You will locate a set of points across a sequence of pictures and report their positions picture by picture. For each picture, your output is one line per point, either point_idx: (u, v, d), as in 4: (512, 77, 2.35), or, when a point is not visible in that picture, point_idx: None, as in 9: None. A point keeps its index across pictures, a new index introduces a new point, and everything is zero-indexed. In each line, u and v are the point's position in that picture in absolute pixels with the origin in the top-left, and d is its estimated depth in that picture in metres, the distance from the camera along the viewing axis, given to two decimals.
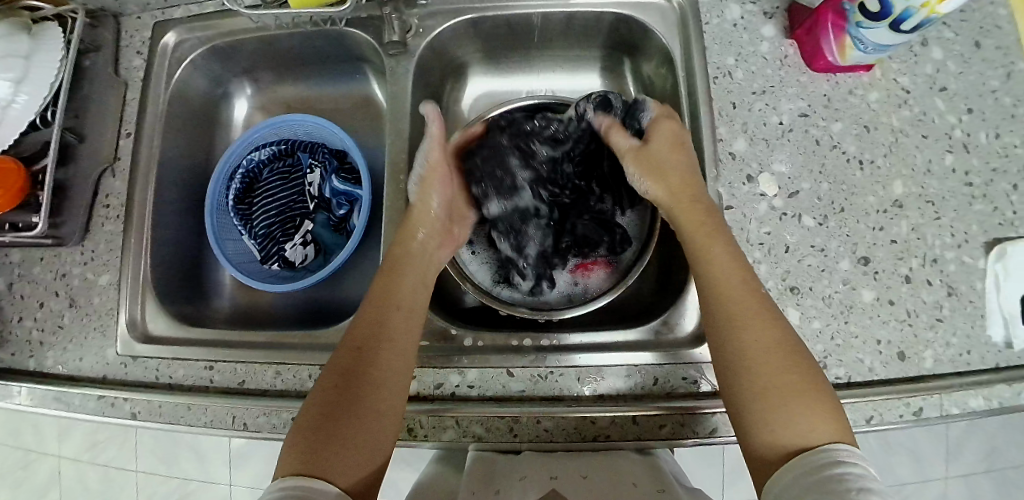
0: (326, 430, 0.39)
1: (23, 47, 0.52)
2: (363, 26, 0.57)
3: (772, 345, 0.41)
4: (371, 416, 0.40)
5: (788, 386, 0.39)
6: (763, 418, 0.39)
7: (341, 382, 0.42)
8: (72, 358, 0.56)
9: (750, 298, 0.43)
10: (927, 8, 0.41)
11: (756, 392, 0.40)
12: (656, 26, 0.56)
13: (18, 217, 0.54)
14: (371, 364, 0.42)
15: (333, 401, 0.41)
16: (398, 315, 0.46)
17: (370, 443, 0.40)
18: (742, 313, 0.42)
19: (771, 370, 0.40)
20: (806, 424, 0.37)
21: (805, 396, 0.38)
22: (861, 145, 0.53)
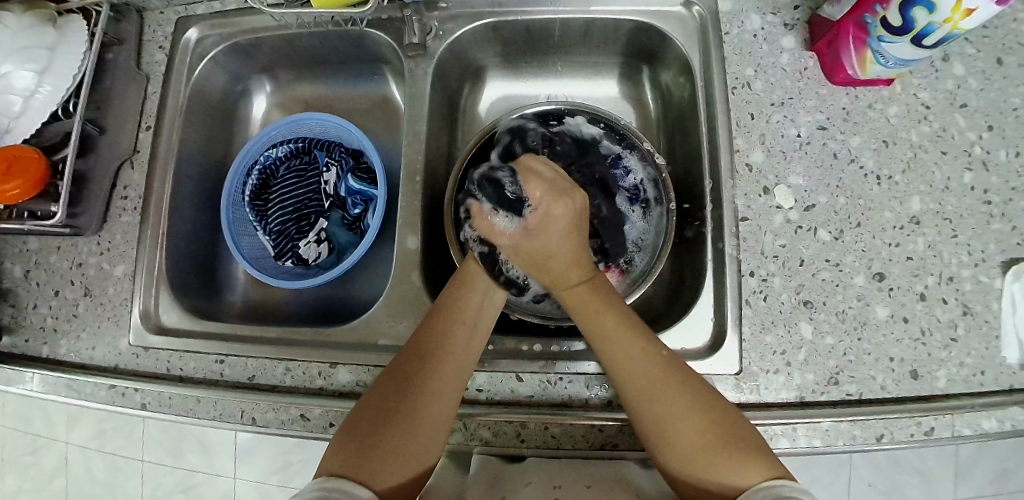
0: (377, 438, 0.37)
1: (47, 39, 0.53)
2: (383, 28, 0.57)
3: (684, 394, 0.39)
4: (423, 430, 0.39)
5: (706, 431, 0.37)
6: (698, 469, 0.36)
7: (392, 389, 0.40)
8: (85, 346, 0.56)
9: (635, 340, 0.42)
10: (951, 23, 0.41)
11: (679, 447, 0.37)
12: (675, 35, 0.56)
13: (38, 205, 0.54)
14: (432, 371, 0.41)
15: (386, 407, 0.39)
16: (464, 326, 0.44)
17: (421, 450, 0.39)
18: (626, 357, 0.41)
19: (682, 421, 0.38)
20: (736, 470, 0.34)
21: (722, 443, 0.36)
22: (879, 160, 0.53)
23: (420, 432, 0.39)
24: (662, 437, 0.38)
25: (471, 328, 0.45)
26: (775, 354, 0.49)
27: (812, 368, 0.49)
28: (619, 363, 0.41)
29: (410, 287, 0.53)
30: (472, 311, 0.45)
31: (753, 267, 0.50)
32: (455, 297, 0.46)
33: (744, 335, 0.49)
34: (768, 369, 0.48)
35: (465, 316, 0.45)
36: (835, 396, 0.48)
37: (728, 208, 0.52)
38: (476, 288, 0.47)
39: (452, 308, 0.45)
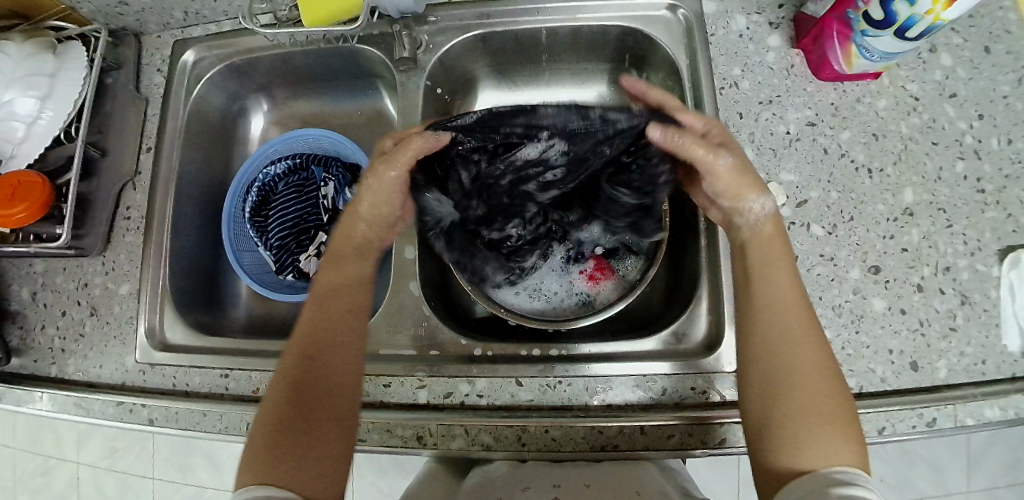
0: (286, 447, 0.39)
1: (48, 66, 0.55)
2: (374, 42, 0.58)
3: (824, 372, 0.40)
4: (326, 417, 0.41)
5: (839, 414, 0.38)
6: (784, 442, 0.37)
7: (292, 388, 0.42)
8: (92, 365, 0.57)
9: (793, 313, 0.42)
10: (932, 15, 0.42)
11: (789, 419, 0.38)
12: (662, 38, 0.57)
13: (43, 228, 0.56)
14: (316, 374, 0.43)
15: (287, 411, 0.41)
16: (342, 330, 0.46)
17: (332, 457, 0.40)
18: (803, 332, 0.41)
19: (828, 394, 0.39)
20: (827, 450, 0.36)
21: (847, 422, 0.37)
22: (870, 154, 0.53)
23: (327, 421, 0.41)
24: (791, 404, 0.38)
25: (352, 332, 0.46)
26: None
27: None
28: (778, 315, 0.42)
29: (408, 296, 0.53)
30: (344, 310, 0.47)
31: None
32: (324, 300, 0.47)
33: None
34: None
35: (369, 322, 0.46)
36: None
37: None
38: (338, 291, 0.48)
39: (318, 308, 0.46)
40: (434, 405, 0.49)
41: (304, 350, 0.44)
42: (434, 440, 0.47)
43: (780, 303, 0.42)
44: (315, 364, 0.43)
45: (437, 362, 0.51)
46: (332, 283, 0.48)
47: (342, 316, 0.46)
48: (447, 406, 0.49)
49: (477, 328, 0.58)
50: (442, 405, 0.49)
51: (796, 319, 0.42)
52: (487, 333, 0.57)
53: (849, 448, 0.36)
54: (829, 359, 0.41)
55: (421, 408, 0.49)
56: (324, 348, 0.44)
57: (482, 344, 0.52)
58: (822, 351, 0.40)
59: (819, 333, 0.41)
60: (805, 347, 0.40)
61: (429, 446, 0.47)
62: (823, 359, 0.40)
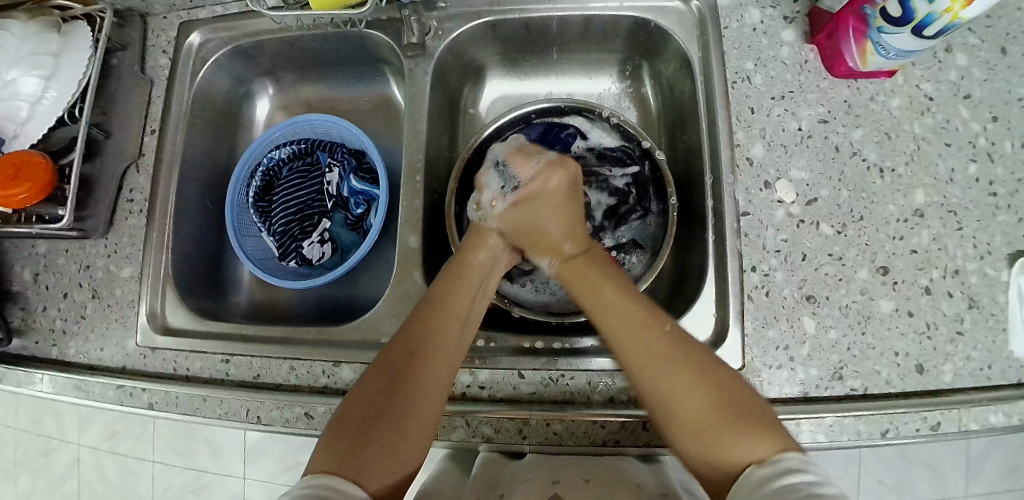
0: (361, 437, 0.37)
1: (52, 45, 0.54)
2: (382, 28, 0.58)
3: (687, 374, 0.39)
4: (415, 416, 0.40)
5: (703, 414, 0.37)
6: (707, 445, 0.36)
7: (379, 382, 0.40)
8: (93, 348, 0.57)
9: (652, 329, 0.42)
10: (951, 13, 0.41)
11: (689, 428, 0.38)
12: (674, 30, 0.56)
13: (45, 208, 0.55)
14: (424, 363, 0.42)
15: (380, 399, 0.39)
16: (456, 320, 0.45)
17: (411, 443, 0.39)
18: (641, 350, 0.41)
19: (684, 399, 0.38)
20: (743, 444, 0.35)
21: (718, 421, 0.37)
22: (882, 153, 0.53)
23: (415, 420, 0.39)
24: (665, 413, 0.39)
25: (461, 321, 0.46)
26: (778, 350, 0.49)
27: (816, 363, 0.48)
28: (615, 340, 0.43)
29: (412, 285, 0.53)
30: (466, 302, 0.47)
31: (755, 262, 0.50)
32: (444, 295, 0.46)
33: (747, 330, 0.49)
34: (771, 365, 0.48)
35: (456, 309, 0.46)
36: (838, 391, 0.48)
37: (729, 203, 0.51)
38: (468, 284, 0.48)
39: (443, 299, 0.46)
40: None
41: (414, 347, 0.43)
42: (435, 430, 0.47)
43: (620, 330, 0.43)
44: (416, 360, 0.42)
45: None
46: (452, 279, 0.48)
47: (448, 315, 0.45)
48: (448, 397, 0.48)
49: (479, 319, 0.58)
50: None
51: (635, 330, 0.43)
52: (489, 325, 0.57)
53: (766, 440, 0.35)
54: (694, 351, 0.41)
55: None
56: (435, 349, 0.43)
57: (484, 336, 0.51)
58: (677, 349, 0.41)
59: (674, 337, 0.42)
60: (655, 352, 0.41)
61: None
62: (681, 353, 0.40)
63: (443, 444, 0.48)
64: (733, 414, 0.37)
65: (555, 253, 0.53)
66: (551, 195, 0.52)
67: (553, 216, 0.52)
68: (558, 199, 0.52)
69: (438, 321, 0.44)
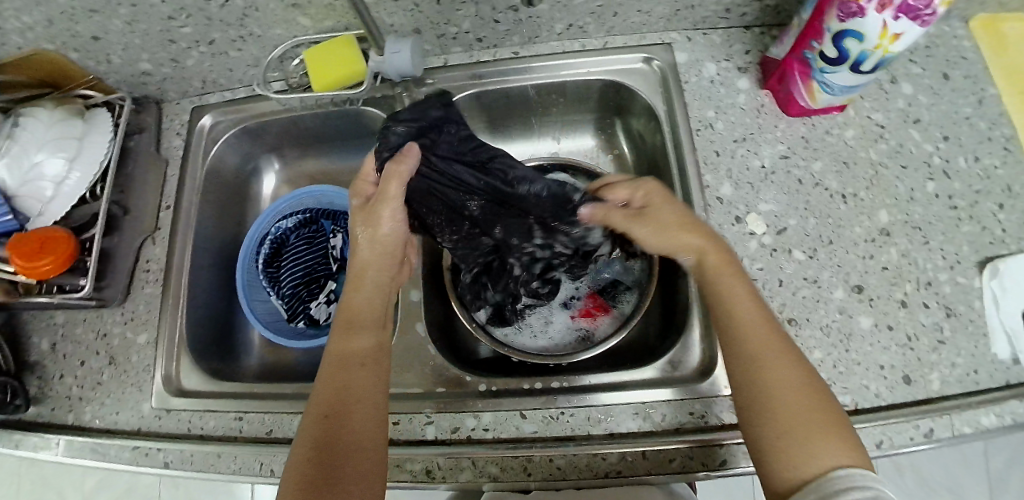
0: (312, 491, 0.39)
1: (76, 130, 0.59)
2: (376, 104, 0.63)
3: (795, 375, 0.42)
4: (358, 464, 0.41)
5: (797, 414, 0.40)
6: (788, 438, 0.39)
7: (308, 454, 0.41)
8: (109, 413, 0.59)
9: (768, 329, 0.44)
10: (881, 48, 0.46)
11: (787, 425, 0.40)
12: (639, 87, 0.62)
13: (67, 280, 0.59)
14: (352, 414, 0.43)
15: (316, 455, 0.41)
16: (362, 363, 0.47)
17: (362, 478, 0.41)
18: (751, 333, 0.44)
19: (791, 399, 0.41)
20: (825, 452, 0.38)
21: (819, 423, 0.39)
22: (842, 181, 0.57)
23: (361, 471, 0.41)
24: (759, 393, 0.41)
25: (370, 361, 0.47)
26: None
27: None
28: (733, 315, 0.45)
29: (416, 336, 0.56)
30: (362, 343, 0.48)
31: None
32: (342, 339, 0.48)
33: None
34: None
35: (355, 353, 0.47)
36: None
37: None
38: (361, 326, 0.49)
39: (341, 349, 0.47)
40: (440, 441, 0.50)
41: (330, 409, 0.43)
42: (443, 474, 0.49)
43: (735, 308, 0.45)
44: (338, 420, 0.43)
45: (444, 398, 0.53)
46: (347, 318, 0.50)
47: (354, 363, 0.47)
48: (454, 441, 0.50)
49: (481, 367, 0.60)
50: (448, 441, 0.50)
51: (754, 327, 0.44)
52: (491, 371, 0.59)
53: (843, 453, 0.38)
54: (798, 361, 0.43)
55: (426, 443, 0.50)
56: (354, 399, 0.44)
57: (486, 380, 0.54)
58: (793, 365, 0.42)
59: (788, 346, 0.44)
60: (779, 359, 0.42)
61: (438, 480, 0.49)
62: (799, 372, 0.42)
63: (451, 487, 0.49)
64: (819, 420, 0.40)
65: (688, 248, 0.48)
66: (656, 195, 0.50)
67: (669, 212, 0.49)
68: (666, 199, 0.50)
69: (339, 371, 0.46)
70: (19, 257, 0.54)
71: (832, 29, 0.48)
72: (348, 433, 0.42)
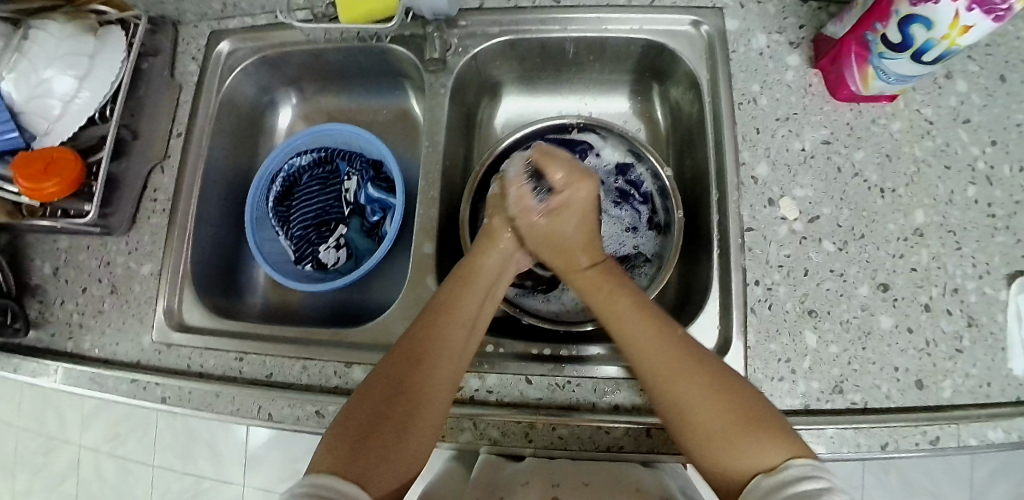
0: (373, 434, 0.38)
1: (88, 47, 0.56)
2: (405, 44, 0.60)
3: (704, 380, 0.40)
4: (417, 423, 0.40)
5: (708, 423, 0.38)
6: (717, 438, 0.38)
7: (379, 390, 0.41)
8: (109, 342, 0.59)
9: (635, 318, 0.45)
10: (948, 40, 0.43)
11: (703, 427, 0.39)
12: (684, 52, 0.58)
13: (72, 204, 0.57)
14: (431, 367, 0.43)
15: (382, 408, 0.40)
16: (461, 327, 0.46)
17: (412, 451, 0.40)
18: (620, 327, 0.45)
19: (699, 404, 0.39)
20: (755, 447, 0.36)
21: (719, 423, 0.38)
22: (883, 174, 0.55)
23: (419, 431, 0.40)
24: (668, 408, 0.40)
25: (468, 327, 0.46)
26: (780, 362, 0.50)
27: (817, 376, 0.50)
28: (605, 314, 0.47)
29: (425, 291, 0.54)
30: (470, 310, 0.47)
31: (759, 276, 0.52)
32: (464, 296, 0.48)
33: (750, 343, 0.50)
34: (773, 376, 0.49)
35: (461, 317, 0.46)
36: (839, 404, 0.49)
37: (734, 218, 0.53)
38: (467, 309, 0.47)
39: (452, 306, 0.47)
40: None
41: (419, 356, 0.43)
42: (444, 431, 0.48)
43: (607, 304, 0.48)
44: (417, 369, 0.42)
45: None
46: (461, 285, 0.49)
47: (457, 325, 0.46)
48: (456, 400, 0.49)
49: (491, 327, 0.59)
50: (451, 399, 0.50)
51: (621, 316, 0.46)
52: (500, 332, 0.58)
53: (777, 444, 0.36)
54: (701, 359, 0.42)
55: None
56: (440, 356, 0.44)
57: (494, 342, 0.52)
58: (702, 360, 0.41)
59: (680, 340, 0.43)
60: (682, 362, 0.41)
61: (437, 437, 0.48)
62: (700, 365, 0.41)
63: (451, 446, 0.49)
64: (724, 418, 0.38)
65: (572, 263, 0.52)
66: (579, 207, 0.53)
67: (574, 226, 0.53)
68: (581, 210, 0.53)
69: (435, 333, 0.44)
70: (24, 177, 0.52)
71: (900, 12, 0.44)
72: (416, 387, 0.41)
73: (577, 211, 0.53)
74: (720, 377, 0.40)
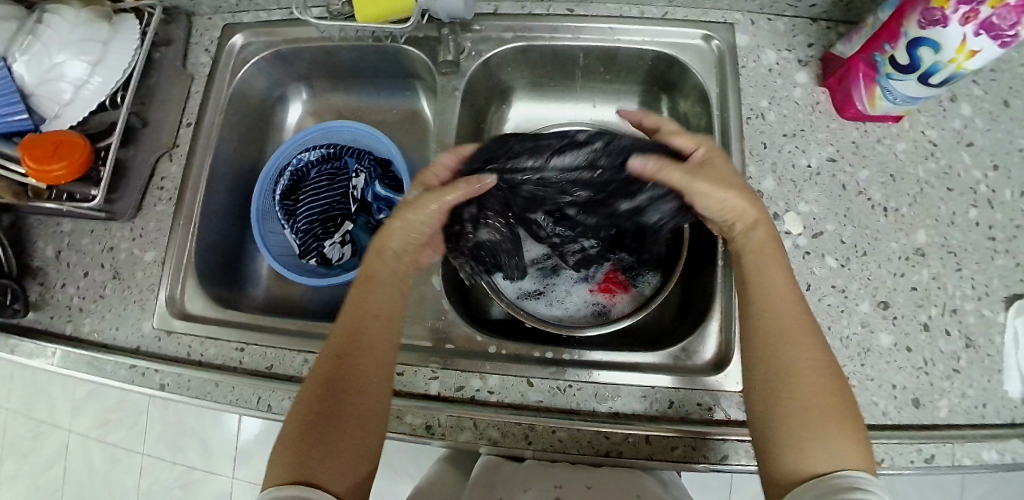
0: (312, 441, 0.38)
1: (103, 34, 0.56)
2: (418, 44, 0.61)
3: (818, 372, 0.39)
4: (354, 420, 0.40)
5: (808, 406, 0.37)
6: (797, 429, 0.37)
7: (310, 403, 0.40)
8: (109, 327, 0.58)
9: (794, 311, 0.41)
10: (955, 64, 0.43)
11: (794, 412, 0.37)
12: (694, 65, 0.59)
13: (79, 188, 0.57)
14: (353, 361, 0.42)
15: (315, 414, 0.40)
16: (375, 318, 0.44)
17: (359, 445, 0.39)
18: (781, 322, 0.41)
19: (806, 387, 0.38)
20: (837, 447, 0.36)
21: (822, 415, 0.37)
22: (887, 193, 0.55)
23: (360, 425, 0.40)
24: (773, 385, 0.39)
25: (385, 314, 0.45)
26: None
27: None
28: (756, 290, 0.43)
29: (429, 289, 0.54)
30: (382, 301, 0.45)
31: None
32: (368, 287, 0.46)
33: None
34: None
35: (370, 307, 0.45)
36: None
37: None
38: (387, 279, 0.47)
39: (361, 303, 0.45)
40: (442, 397, 0.50)
41: (340, 354, 0.42)
42: (443, 431, 0.48)
43: (775, 287, 0.42)
44: (342, 367, 0.41)
45: (450, 355, 0.52)
46: (367, 276, 0.47)
47: (370, 317, 0.44)
48: (457, 400, 0.49)
49: (493, 329, 0.59)
50: (451, 398, 0.50)
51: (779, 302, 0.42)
52: (502, 334, 0.58)
53: (858, 452, 0.36)
54: (826, 353, 0.40)
55: (429, 399, 0.49)
56: (360, 349, 0.42)
57: (496, 342, 0.52)
58: (821, 353, 0.40)
59: (821, 340, 0.40)
60: (802, 354, 0.39)
61: (436, 437, 0.48)
62: (823, 360, 0.39)
63: (448, 445, 0.49)
64: (827, 410, 0.37)
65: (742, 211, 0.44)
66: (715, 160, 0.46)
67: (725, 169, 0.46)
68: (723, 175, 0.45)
69: (352, 330, 0.43)
70: (33, 159, 0.52)
71: (909, 34, 0.45)
72: (346, 388, 0.40)
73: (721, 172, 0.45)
74: (832, 375, 0.39)
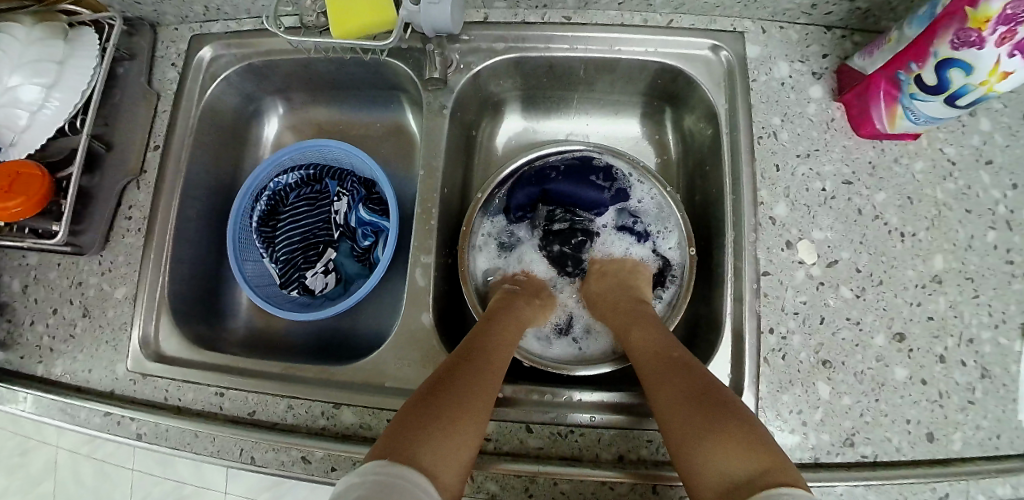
0: (422, 424, 0.35)
1: (58, 52, 0.51)
2: (403, 57, 0.56)
3: (687, 386, 0.39)
4: (468, 410, 0.38)
5: (683, 425, 0.37)
6: (687, 449, 0.36)
7: (426, 397, 0.38)
8: (81, 369, 0.55)
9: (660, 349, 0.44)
10: (986, 86, 0.40)
11: (679, 428, 0.37)
12: (701, 79, 0.55)
13: (39, 223, 0.53)
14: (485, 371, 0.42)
15: (426, 406, 0.37)
16: (503, 343, 0.46)
17: (466, 441, 0.36)
18: (649, 360, 0.44)
19: (676, 408, 0.38)
20: (722, 456, 0.34)
21: (707, 431, 0.35)
22: (904, 217, 0.52)
23: (473, 421, 0.37)
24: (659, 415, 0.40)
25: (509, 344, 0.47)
26: (791, 413, 0.48)
27: (828, 429, 0.48)
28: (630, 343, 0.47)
29: (419, 328, 0.51)
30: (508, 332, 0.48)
31: (772, 323, 0.49)
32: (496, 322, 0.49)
33: (762, 393, 0.48)
34: (783, 428, 0.47)
35: (504, 336, 0.47)
36: (849, 457, 0.47)
37: (749, 260, 0.51)
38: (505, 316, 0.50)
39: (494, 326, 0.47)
40: None
41: (464, 360, 0.42)
42: None
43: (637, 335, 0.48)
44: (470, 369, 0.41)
45: None
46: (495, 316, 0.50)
47: (497, 340, 0.46)
48: None
49: None
50: None
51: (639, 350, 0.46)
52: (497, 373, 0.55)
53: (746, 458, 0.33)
54: (693, 371, 0.41)
55: None
56: (487, 360, 0.43)
57: None
58: (692, 370, 0.41)
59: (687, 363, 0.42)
60: (668, 380, 0.41)
61: None
62: (693, 377, 0.40)
63: None
64: (714, 422, 0.36)
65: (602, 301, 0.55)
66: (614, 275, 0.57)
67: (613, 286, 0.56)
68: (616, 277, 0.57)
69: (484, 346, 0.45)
70: None
71: (939, 53, 0.41)
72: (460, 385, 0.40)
73: (608, 277, 0.57)
74: (709, 386, 0.39)
